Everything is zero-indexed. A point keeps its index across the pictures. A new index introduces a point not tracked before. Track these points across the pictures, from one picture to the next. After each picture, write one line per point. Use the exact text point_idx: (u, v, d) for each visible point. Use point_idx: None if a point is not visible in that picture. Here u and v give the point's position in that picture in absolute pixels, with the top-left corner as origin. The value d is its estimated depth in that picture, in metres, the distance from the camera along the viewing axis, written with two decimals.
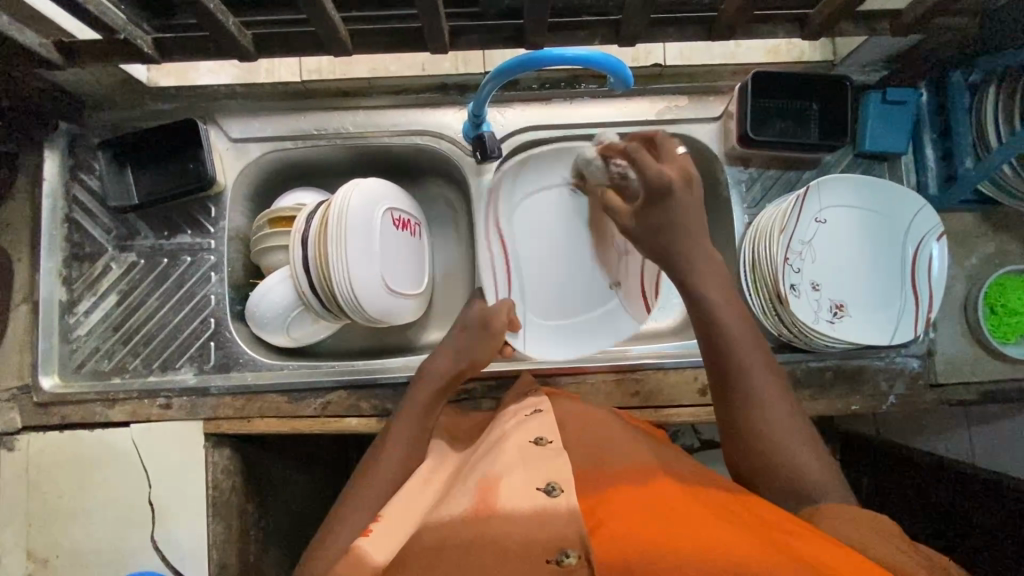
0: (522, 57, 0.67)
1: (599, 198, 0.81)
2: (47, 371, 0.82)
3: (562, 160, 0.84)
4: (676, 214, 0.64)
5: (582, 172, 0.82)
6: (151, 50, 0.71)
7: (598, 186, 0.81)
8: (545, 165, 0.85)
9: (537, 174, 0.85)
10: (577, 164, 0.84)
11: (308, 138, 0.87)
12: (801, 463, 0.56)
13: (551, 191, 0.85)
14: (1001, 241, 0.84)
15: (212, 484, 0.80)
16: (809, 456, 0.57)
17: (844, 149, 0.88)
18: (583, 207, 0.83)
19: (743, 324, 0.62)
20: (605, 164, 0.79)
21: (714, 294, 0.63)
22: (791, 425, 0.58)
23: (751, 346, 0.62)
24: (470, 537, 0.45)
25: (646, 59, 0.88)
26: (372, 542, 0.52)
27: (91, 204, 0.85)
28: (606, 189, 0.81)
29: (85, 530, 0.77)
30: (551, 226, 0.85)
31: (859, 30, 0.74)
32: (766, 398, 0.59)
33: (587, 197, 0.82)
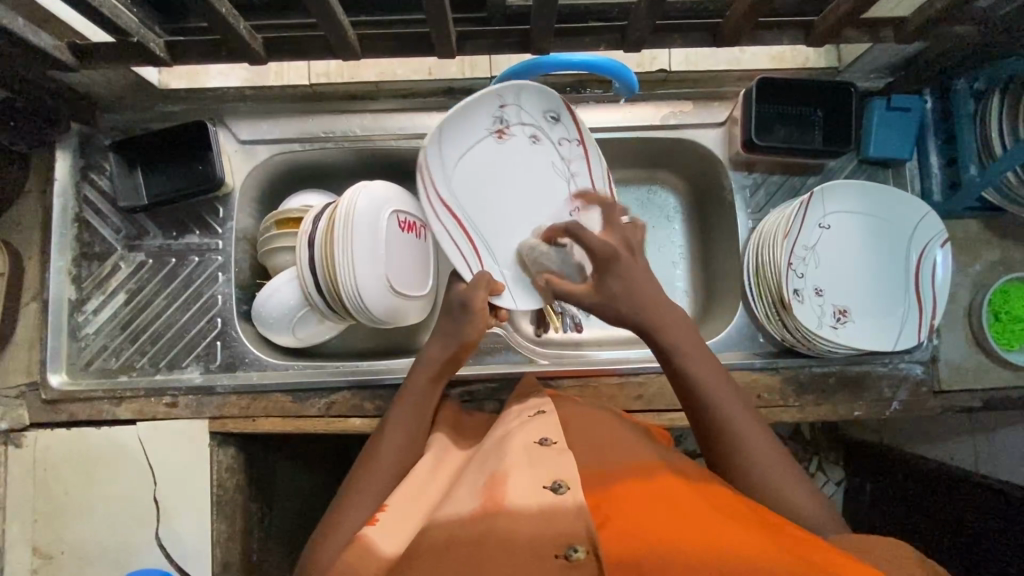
0: (527, 63, 0.71)
1: (536, 135, 0.77)
2: (56, 369, 0.83)
3: (481, 110, 0.73)
4: (631, 276, 0.65)
5: (505, 113, 0.74)
6: (164, 53, 0.72)
7: (525, 123, 0.76)
8: (465, 121, 0.72)
9: (464, 126, 0.73)
10: (495, 107, 0.73)
11: (315, 141, 0.88)
12: (801, 507, 0.55)
13: (481, 143, 0.74)
14: (1006, 249, 0.84)
15: (217, 483, 0.80)
16: (810, 500, 0.56)
17: (848, 155, 0.88)
18: (517, 145, 0.76)
19: (721, 378, 0.63)
20: (529, 103, 0.75)
21: (675, 338, 0.64)
22: (785, 470, 0.58)
23: (731, 392, 0.62)
24: (479, 534, 0.45)
25: (651, 66, 0.89)
26: (379, 534, 0.51)
27: (101, 203, 0.86)
28: (541, 123, 0.76)
29: (90, 526, 0.78)
30: (488, 176, 0.75)
31: (865, 37, 0.74)
32: (754, 447, 0.59)
33: (523, 133, 0.76)
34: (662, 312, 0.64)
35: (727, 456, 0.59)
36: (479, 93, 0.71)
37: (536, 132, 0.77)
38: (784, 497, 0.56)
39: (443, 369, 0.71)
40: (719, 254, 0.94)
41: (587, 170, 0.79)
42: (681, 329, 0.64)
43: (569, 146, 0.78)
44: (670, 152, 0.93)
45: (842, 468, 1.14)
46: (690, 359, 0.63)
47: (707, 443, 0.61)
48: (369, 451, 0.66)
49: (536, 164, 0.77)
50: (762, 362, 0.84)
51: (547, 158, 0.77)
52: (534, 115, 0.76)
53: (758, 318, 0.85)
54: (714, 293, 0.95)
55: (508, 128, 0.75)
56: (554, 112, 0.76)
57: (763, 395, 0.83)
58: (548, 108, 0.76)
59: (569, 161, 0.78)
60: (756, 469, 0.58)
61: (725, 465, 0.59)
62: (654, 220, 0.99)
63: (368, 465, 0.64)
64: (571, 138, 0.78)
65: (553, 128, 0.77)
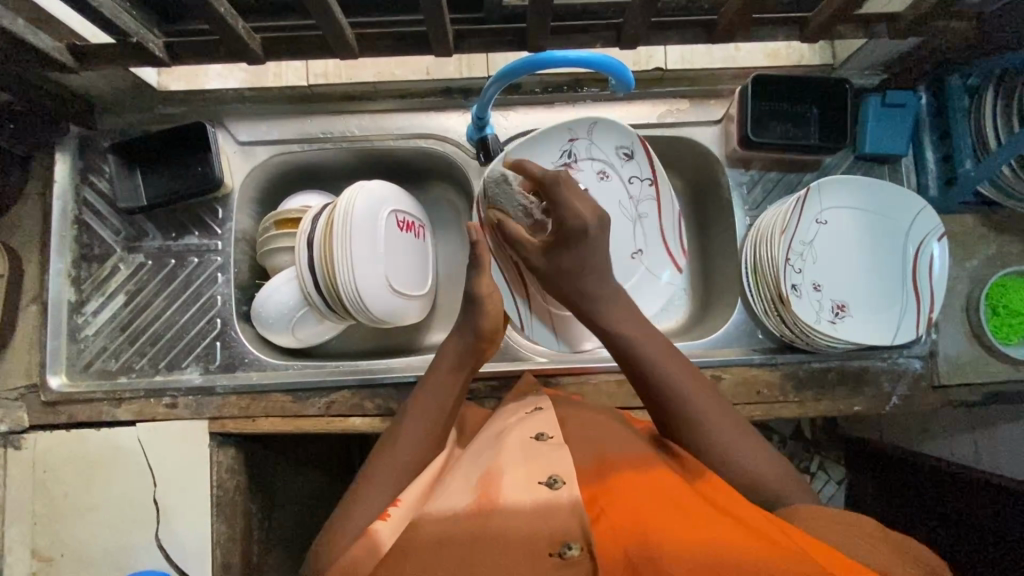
0: (522, 61, 0.68)
1: (604, 170, 0.85)
2: (55, 371, 0.83)
3: (552, 141, 0.82)
4: (591, 254, 0.66)
5: (574, 147, 0.83)
6: (163, 53, 0.73)
7: (594, 158, 0.84)
8: (535, 150, 0.82)
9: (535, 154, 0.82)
10: (565, 141, 0.83)
11: (315, 141, 0.88)
12: (743, 460, 0.58)
13: (549, 172, 0.83)
14: (1002, 243, 0.85)
15: (216, 485, 0.80)
16: (755, 451, 0.58)
17: (844, 151, 0.89)
18: (585, 179, 0.84)
19: (658, 338, 0.65)
20: (602, 139, 0.83)
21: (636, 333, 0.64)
22: (725, 421, 0.60)
23: (702, 392, 0.61)
24: (472, 530, 0.45)
25: (647, 64, 0.88)
26: (386, 528, 0.51)
27: (100, 205, 0.86)
28: (612, 160, 0.84)
29: (90, 529, 0.77)
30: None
31: (858, 34, 0.75)
32: (696, 404, 0.61)
33: (590, 168, 0.84)
34: (594, 283, 0.66)
35: (675, 417, 0.61)
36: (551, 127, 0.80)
37: (607, 167, 0.85)
38: (727, 453, 0.58)
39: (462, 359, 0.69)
40: (717, 251, 0.94)
41: (657, 212, 0.87)
42: (640, 323, 0.65)
43: (639, 183, 0.86)
44: (667, 151, 0.93)
45: (843, 466, 1.13)
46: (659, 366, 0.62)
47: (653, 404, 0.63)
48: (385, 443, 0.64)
49: (603, 200, 0.85)
50: (761, 357, 0.84)
51: (617, 197, 0.86)
52: (606, 152, 0.84)
53: (755, 313, 0.86)
54: (712, 290, 0.95)
55: (577, 161, 0.84)
56: (627, 149, 0.84)
57: (762, 391, 0.83)
58: (621, 144, 0.83)
59: (637, 200, 0.87)
60: (699, 427, 0.60)
61: (674, 423, 0.61)
62: None
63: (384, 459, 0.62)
64: (644, 176, 0.85)
65: (624, 165, 0.85)
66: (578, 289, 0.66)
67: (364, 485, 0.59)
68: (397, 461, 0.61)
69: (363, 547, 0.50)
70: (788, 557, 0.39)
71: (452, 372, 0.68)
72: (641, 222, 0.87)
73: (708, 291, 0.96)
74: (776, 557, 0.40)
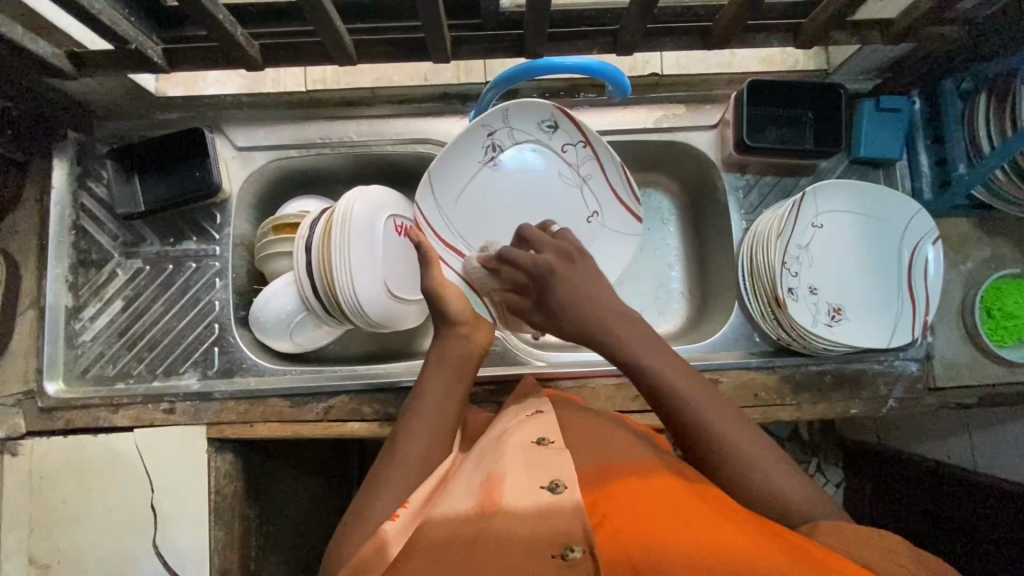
0: (520, 66, 0.68)
1: (535, 148, 0.83)
2: (52, 378, 0.82)
3: (472, 145, 0.80)
4: (584, 290, 0.65)
5: (495, 140, 0.81)
6: (161, 60, 0.73)
7: (519, 142, 0.83)
8: (460, 162, 0.80)
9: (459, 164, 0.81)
10: (484, 137, 0.81)
11: (313, 146, 0.89)
12: (776, 481, 0.56)
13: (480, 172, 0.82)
14: (997, 246, 0.85)
15: (213, 491, 0.81)
16: (785, 473, 0.56)
17: (839, 155, 0.89)
18: (515, 163, 0.84)
19: (676, 363, 0.62)
20: (520, 122, 0.81)
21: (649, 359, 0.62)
22: (753, 442, 0.58)
23: (724, 413, 0.59)
24: (475, 534, 0.45)
25: (643, 69, 0.90)
26: (393, 531, 0.51)
27: (98, 211, 0.86)
28: (539, 136, 0.83)
29: (86, 536, 0.77)
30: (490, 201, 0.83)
31: (852, 39, 0.75)
32: (720, 427, 0.58)
33: (519, 151, 0.83)
34: (602, 316, 0.64)
35: (700, 443, 0.59)
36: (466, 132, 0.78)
37: (538, 144, 0.83)
38: (760, 475, 0.56)
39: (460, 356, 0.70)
40: (714, 255, 0.95)
41: (600, 168, 0.83)
42: (653, 349, 0.63)
43: (573, 149, 0.83)
44: (663, 155, 0.94)
45: (841, 468, 1.13)
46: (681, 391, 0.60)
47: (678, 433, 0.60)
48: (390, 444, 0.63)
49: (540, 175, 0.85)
50: (758, 361, 0.84)
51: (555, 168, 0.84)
52: (529, 131, 0.82)
53: (752, 316, 0.86)
54: (709, 294, 0.96)
55: (502, 151, 0.83)
56: (550, 121, 0.82)
57: (760, 394, 0.83)
58: (543, 119, 0.81)
59: (577, 165, 0.84)
60: (727, 454, 0.57)
61: (699, 449, 0.59)
62: (649, 222, 1.00)
63: (392, 456, 0.61)
64: (575, 141, 0.82)
65: (553, 136, 0.83)
66: (586, 321, 0.64)
67: (371, 486, 0.58)
68: (406, 461, 0.60)
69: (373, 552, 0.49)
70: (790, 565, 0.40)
71: (449, 364, 0.68)
72: (587, 184, 0.85)
73: (705, 295, 0.96)
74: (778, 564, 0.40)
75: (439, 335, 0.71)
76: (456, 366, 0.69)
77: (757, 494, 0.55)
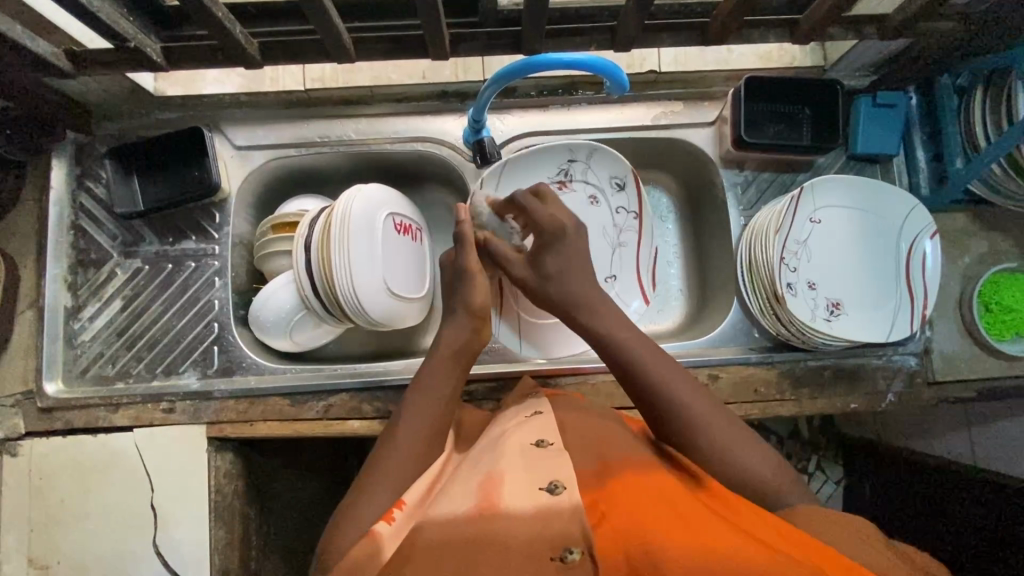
0: (518, 62, 0.68)
1: (595, 196, 0.89)
2: (51, 377, 0.82)
3: (553, 157, 0.87)
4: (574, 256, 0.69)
5: (571, 167, 0.88)
6: (160, 58, 0.73)
7: (588, 181, 0.89)
8: (537, 165, 0.87)
9: (534, 167, 0.87)
10: (564, 160, 0.87)
11: (312, 145, 0.89)
12: (743, 459, 0.57)
13: (542, 189, 0.88)
14: (993, 241, 0.86)
15: (214, 489, 0.80)
16: (754, 452, 0.58)
17: (836, 151, 0.90)
18: (575, 199, 0.89)
19: (654, 351, 0.64)
20: (600, 166, 0.88)
21: (620, 334, 0.65)
22: (722, 421, 0.60)
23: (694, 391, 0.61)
24: (473, 535, 0.45)
25: (641, 66, 0.90)
26: (389, 532, 0.50)
27: (97, 211, 0.86)
28: (604, 188, 0.89)
29: (86, 536, 0.77)
30: (530, 212, 0.87)
31: (849, 34, 0.76)
32: (692, 405, 0.60)
33: (582, 191, 0.89)
34: (584, 291, 0.68)
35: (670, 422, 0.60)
36: (552, 145, 0.85)
37: (598, 194, 0.89)
38: (726, 452, 0.58)
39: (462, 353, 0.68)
40: (713, 252, 0.95)
41: (637, 244, 0.91)
42: (627, 327, 0.66)
43: (625, 215, 0.90)
44: (661, 152, 0.94)
45: (841, 466, 1.15)
46: (651, 371, 0.62)
47: (648, 412, 0.62)
48: (385, 439, 0.63)
49: (590, 221, 0.89)
50: (757, 356, 0.84)
51: (602, 222, 0.89)
52: (601, 177, 0.89)
53: (751, 312, 0.86)
54: (709, 291, 0.96)
55: (570, 180, 0.89)
56: (620, 180, 0.88)
57: (759, 389, 0.83)
58: (615, 174, 0.88)
59: (621, 230, 0.90)
60: (697, 431, 0.59)
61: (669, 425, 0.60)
62: (648, 219, 1.01)
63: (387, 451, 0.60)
64: (630, 209, 0.90)
65: (614, 194, 0.89)
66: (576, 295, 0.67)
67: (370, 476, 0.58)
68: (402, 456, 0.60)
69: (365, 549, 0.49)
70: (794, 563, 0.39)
71: (446, 364, 0.67)
72: (620, 250, 0.90)
73: (705, 292, 0.96)
74: (781, 559, 0.40)
75: (441, 331, 0.70)
76: (460, 363, 0.68)
77: (724, 470, 0.57)
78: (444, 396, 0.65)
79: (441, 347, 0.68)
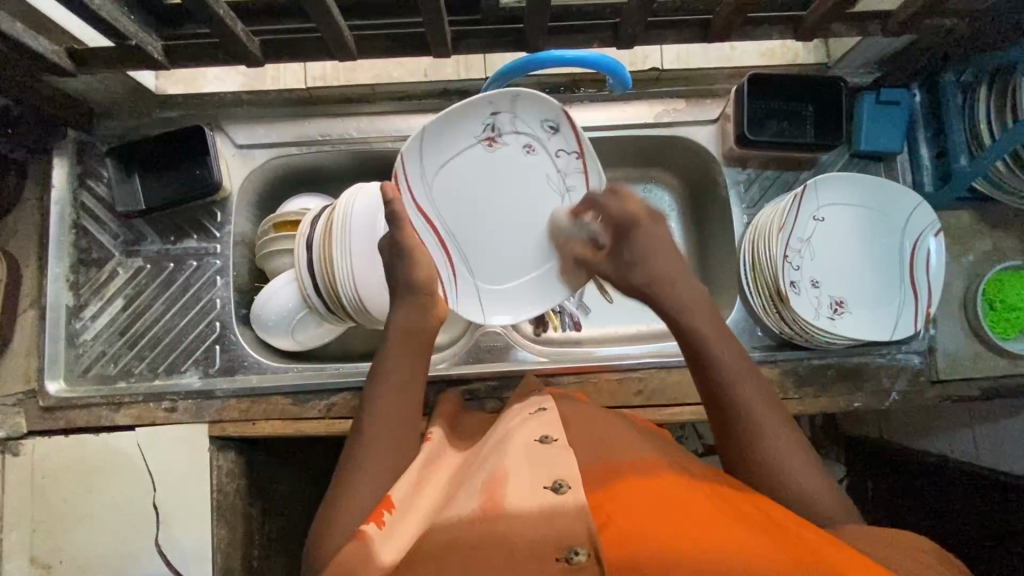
0: (521, 60, 0.68)
1: (531, 144, 0.74)
2: (53, 377, 0.82)
3: (467, 117, 0.71)
4: (647, 243, 0.67)
5: (497, 121, 0.73)
6: (161, 56, 0.73)
7: (519, 132, 0.74)
8: (450, 130, 0.71)
9: (450, 134, 0.72)
10: (487, 114, 0.72)
11: (313, 144, 0.89)
12: (798, 480, 0.55)
13: (469, 151, 0.73)
14: (998, 238, 0.85)
15: (217, 488, 0.81)
16: (811, 474, 0.55)
17: (840, 149, 0.89)
18: (510, 155, 0.74)
19: (728, 345, 0.61)
20: (525, 112, 0.73)
21: (697, 319, 0.63)
22: (781, 428, 0.57)
23: (761, 395, 0.58)
24: (478, 539, 0.45)
25: (643, 63, 0.91)
26: (378, 534, 0.48)
27: (98, 209, 0.86)
28: (538, 134, 0.74)
29: (88, 535, 0.77)
30: (476, 188, 0.74)
31: (853, 31, 0.75)
32: (755, 407, 0.57)
33: (516, 143, 0.74)
34: (668, 268, 0.66)
35: (730, 420, 0.58)
36: (466, 100, 0.70)
37: (533, 143, 0.74)
38: (789, 466, 0.55)
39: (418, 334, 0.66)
40: (716, 250, 0.95)
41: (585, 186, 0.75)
42: (706, 312, 0.63)
43: (566, 158, 0.75)
44: (663, 150, 0.94)
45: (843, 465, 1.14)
46: (723, 364, 0.60)
47: (708, 401, 0.60)
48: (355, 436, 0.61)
49: (528, 178, 0.75)
50: (760, 355, 0.84)
51: (542, 171, 0.75)
52: (532, 125, 0.74)
53: (754, 311, 0.86)
54: (712, 290, 0.95)
55: (501, 137, 0.74)
56: (552, 122, 0.73)
57: None
58: (546, 118, 0.73)
59: (564, 175, 0.75)
60: (755, 433, 0.57)
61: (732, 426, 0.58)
62: None
63: (361, 447, 0.59)
64: (570, 149, 0.74)
65: (552, 139, 0.74)
66: (658, 272, 0.66)
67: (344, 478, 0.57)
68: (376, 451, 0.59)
69: (352, 555, 0.46)
70: (804, 566, 0.39)
71: (405, 347, 0.65)
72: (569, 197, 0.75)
73: (708, 290, 0.96)
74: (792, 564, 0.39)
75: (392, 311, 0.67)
76: (417, 343, 0.66)
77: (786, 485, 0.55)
78: (407, 379, 0.63)
79: (395, 328, 0.66)
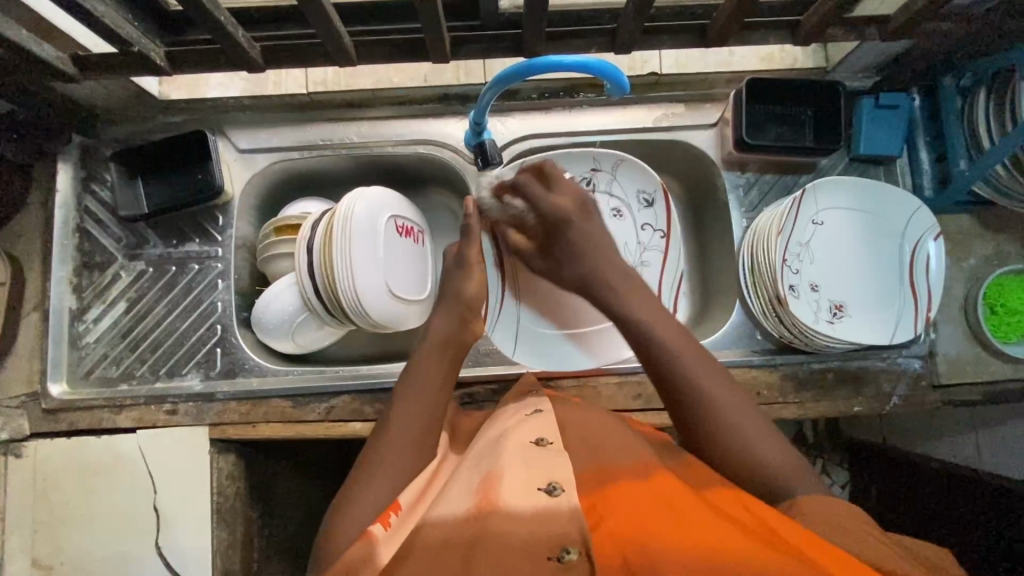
0: (519, 65, 0.67)
1: None
2: (56, 378, 0.83)
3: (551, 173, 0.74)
4: (575, 237, 0.69)
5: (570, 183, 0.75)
6: (164, 62, 0.74)
7: None
8: (534, 176, 0.74)
9: (531, 180, 0.75)
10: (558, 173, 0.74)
11: (315, 148, 0.89)
12: (748, 441, 0.57)
13: None
14: (998, 242, 0.85)
15: (217, 490, 0.80)
16: (769, 440, 0.57)
17: (839, 153, 0.89)
18: None
19: (660, 314, 0.64)
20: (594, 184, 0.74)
21: (634, 306, 0.64)
22: (727, 391, 0.59)
23: (694, 355, 0.61)
24: (470, 537, 0.45)
25: (642, 68, 0.90)
26: (383, 535, 0.50)
27: (102, 213, 0.87)
28: None
29: (89, 537, 0.77)
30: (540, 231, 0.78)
31: (850, 35, 0.75)
32: (693, 370, 0.59)
33: None
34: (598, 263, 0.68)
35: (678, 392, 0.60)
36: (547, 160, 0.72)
37: None
38: (735, 431, 0.57)
39: (452, 343, 0.69)
40: (716, 253, 0.95)
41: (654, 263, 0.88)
42: (640, 298, 0.65)
43: None
44: (661, 154, 0.94)
45: (846, 470, 1.14)
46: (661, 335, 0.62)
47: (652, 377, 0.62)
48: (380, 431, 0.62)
49: None
50: (760, 359, 0.84)
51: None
52: None
53: (754, 315, 0.86)
54: (712, 294, 0.95)
55: None
56: None
57: (762, 392, 0.83)
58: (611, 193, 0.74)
59: None
60: (702, 398, 0.59)
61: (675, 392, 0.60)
62: None
63: (384, 444, 0.60)
64: None
65: None
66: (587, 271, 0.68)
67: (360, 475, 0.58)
68: (396, 448, 0.59)
69: (361, 552, 0.49)
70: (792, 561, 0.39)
71: (436, 353, 0.67)
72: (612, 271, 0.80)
73: (708, 293, 0.96)
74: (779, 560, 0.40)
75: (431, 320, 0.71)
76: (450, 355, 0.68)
77: (740, 453, 0.56)
78: (435, 385, 0.65)
79: (431, 337, 0.69)
